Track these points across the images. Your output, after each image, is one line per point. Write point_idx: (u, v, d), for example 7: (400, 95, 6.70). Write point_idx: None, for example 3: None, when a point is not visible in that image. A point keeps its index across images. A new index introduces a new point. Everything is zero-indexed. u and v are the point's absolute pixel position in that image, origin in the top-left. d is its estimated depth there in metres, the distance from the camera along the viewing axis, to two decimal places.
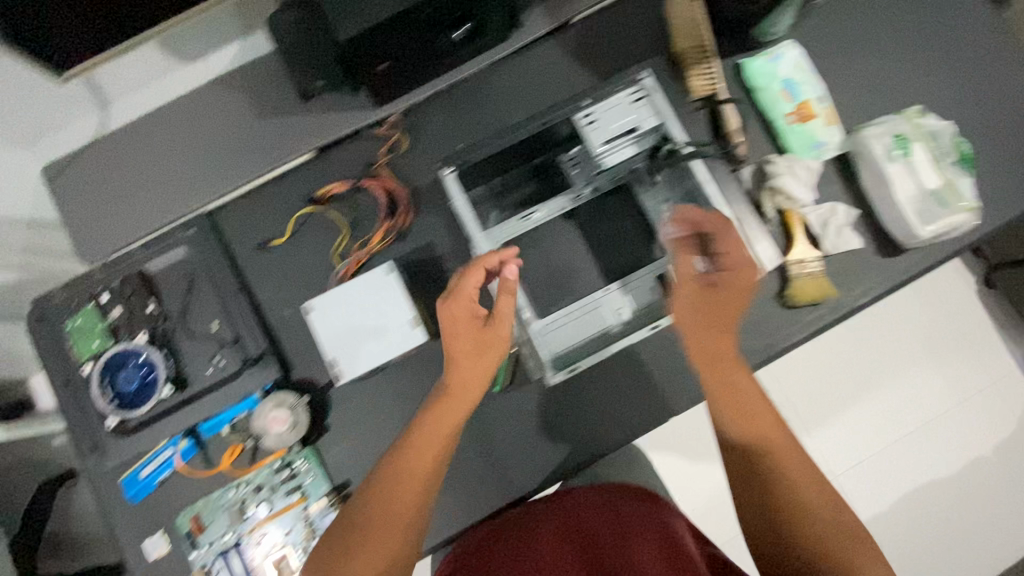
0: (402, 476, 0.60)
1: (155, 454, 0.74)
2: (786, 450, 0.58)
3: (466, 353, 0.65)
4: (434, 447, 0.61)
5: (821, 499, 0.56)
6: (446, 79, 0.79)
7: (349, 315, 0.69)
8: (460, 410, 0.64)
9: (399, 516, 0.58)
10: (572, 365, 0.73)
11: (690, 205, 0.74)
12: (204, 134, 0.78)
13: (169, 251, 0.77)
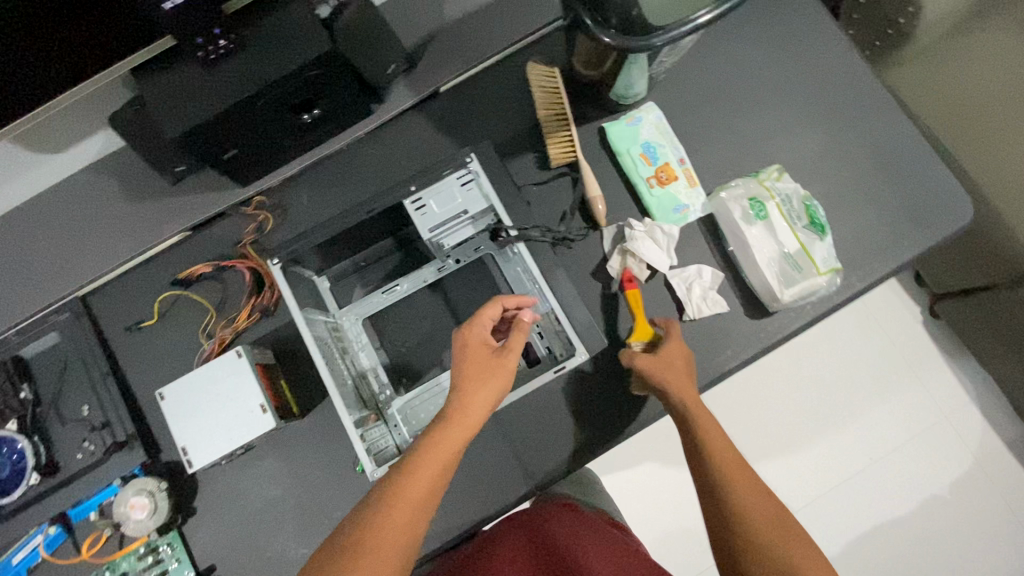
0: (390, 505, 0.52)
1: (26, 540, 0.74)
2: (738, 476, 0.58)
3: (493, 377, 0.59)
4: (441, 469, 0.54)
5: (773, 530, 0.54)
6: (310, 155, 0.81)
7: (199, 401, 0.70)
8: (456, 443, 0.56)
9: (382, 553, 0.50)
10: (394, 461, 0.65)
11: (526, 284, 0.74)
12: (78, 220, 0.80)
13: (43, 336, 0.79)
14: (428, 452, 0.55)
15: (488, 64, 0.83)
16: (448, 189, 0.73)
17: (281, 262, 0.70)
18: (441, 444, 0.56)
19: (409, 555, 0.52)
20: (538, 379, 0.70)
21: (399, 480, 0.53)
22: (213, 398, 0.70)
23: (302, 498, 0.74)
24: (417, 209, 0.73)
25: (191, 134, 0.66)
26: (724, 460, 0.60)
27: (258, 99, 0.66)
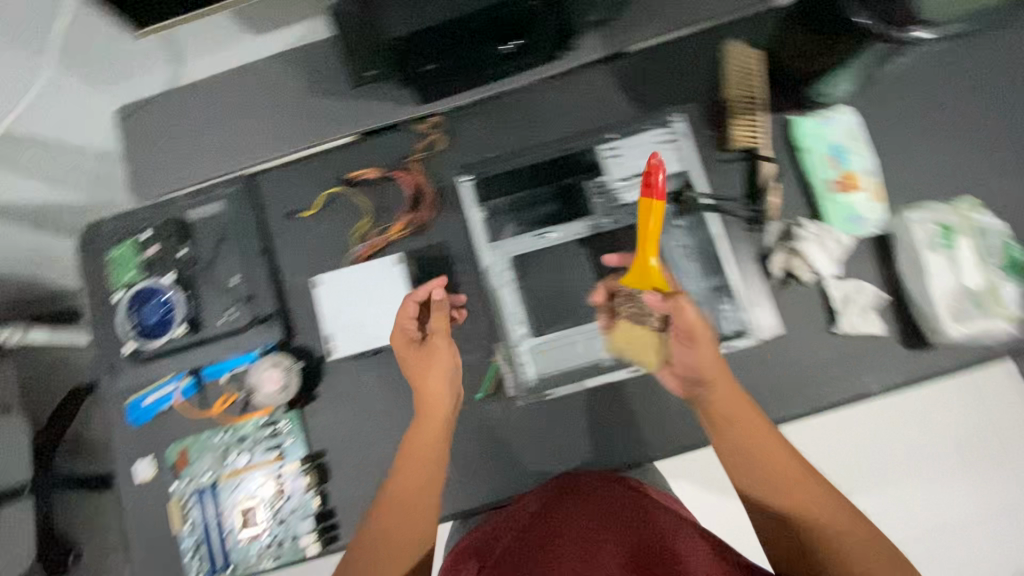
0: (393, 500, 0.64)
1: (159, 385, 0.79)
2: (763, 452, 0.57)
3: (444, 398, 0.69)
4: (424, 457, 0.66)
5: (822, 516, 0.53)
6: (490, 89, 0.81)
7: (355, 297, 0.76)
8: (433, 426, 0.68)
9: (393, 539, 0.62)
10: (542, 391, 0.75)
11: (702, 258, 0.75)
12: (262, 103, 0.84)
13: (210, 203, 0.83)
14: (414, 440, 0.67)
15: (684, 34, 0.81)
16: (644, 145, 0.78)
17: (472, 180, 0.80)
18: (417, 437, 0.68)
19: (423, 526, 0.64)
20: None
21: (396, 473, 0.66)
22: (369, 298, 0.75)
23: (417, 412, 0.77)
24: (612, 157, 0.78)
25: (406, 41, 0.67)
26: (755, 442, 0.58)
27: (473, 19, 0.67)
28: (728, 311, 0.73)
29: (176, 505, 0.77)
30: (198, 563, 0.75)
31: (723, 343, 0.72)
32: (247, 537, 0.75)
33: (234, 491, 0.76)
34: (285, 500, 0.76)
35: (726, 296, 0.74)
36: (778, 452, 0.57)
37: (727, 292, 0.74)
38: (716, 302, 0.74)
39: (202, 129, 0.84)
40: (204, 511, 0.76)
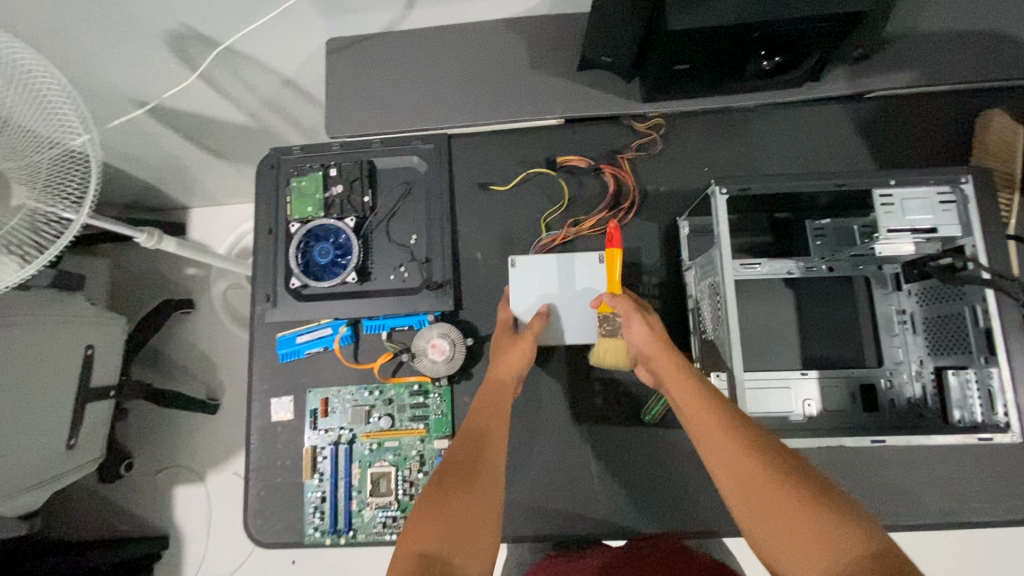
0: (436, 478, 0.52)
1: (316, 326, 0.77)
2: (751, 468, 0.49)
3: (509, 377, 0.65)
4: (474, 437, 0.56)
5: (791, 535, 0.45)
6: (720, 103, 0.78)
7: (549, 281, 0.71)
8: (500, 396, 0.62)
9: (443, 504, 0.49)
10: None
11: (940, 328, 0.63)
12: (477, 64, 0.80)
13: (404, 156, 0.80)
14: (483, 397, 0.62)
15: (933, 91, 0.77)
16: (927, 199, 0.60)
17: (725, 193, 0.62)
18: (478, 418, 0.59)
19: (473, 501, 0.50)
20: (943, 437, 0.55)
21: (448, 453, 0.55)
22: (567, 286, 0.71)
23: (577, 418, 0.73)
24: (881, 206, 0.61)
25: (684, 35, 0.63)
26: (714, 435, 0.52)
27: (759, 27, 0.62)
28: (973, 398, 0.59)
29: (308, 454, 0.73)
30: (319, 520, 0.72)
31: (976, 435, 0.55)
32: (375, 504, 0.71)
33: (371, 453, 0.73)
34: (422, 475, 0.72)
35: (973, 374, 0.59)
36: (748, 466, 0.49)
37: (983, 372, 0.58)
38: (958, 381, 0.60)
39: (408, 76, 0.81)
40: (335, 467, 0.73)
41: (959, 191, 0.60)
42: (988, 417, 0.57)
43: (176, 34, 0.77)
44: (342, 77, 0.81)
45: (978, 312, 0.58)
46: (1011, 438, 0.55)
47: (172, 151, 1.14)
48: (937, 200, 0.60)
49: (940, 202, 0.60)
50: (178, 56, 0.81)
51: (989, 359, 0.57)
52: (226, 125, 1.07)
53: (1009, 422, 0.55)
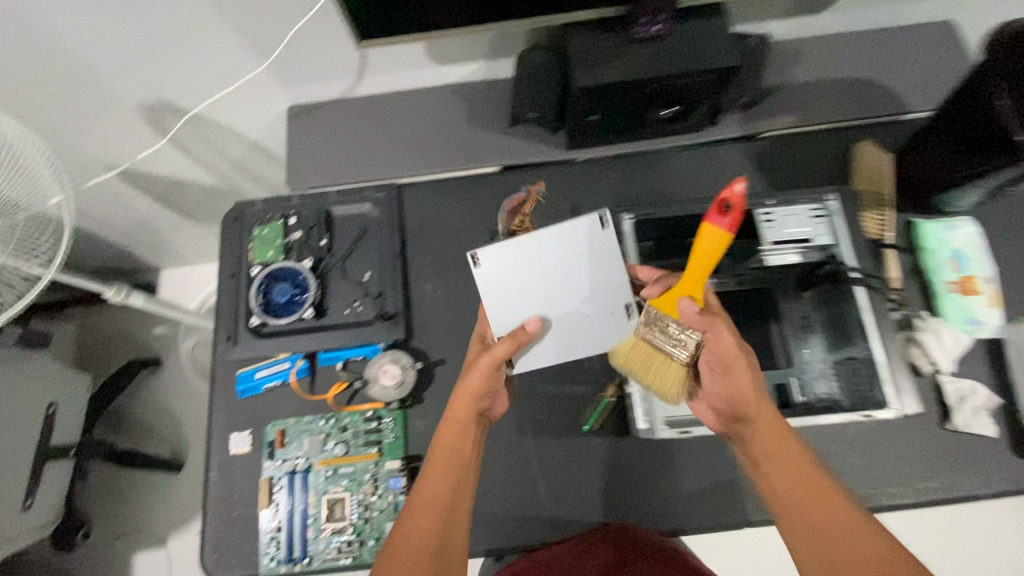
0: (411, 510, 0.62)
1: (275, 361, 0.82)
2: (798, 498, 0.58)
3: (469, 418, 0.66)
4: (446, 468, 0.63)
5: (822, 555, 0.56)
6: (636, 146, 0.89)
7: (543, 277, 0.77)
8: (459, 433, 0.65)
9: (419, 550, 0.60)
10: (682, 429, 0.74)
11: (833, 326, 0.76)
12: (422, 122, 0.91)
13: (357, 203, 0.88)
14: (438, 445, 0.65)
15: (817, 128, 0.88)
16: (801, 215, 0.79)
17: (633, 221, 0.85)
18: (442, 449, 0.65)
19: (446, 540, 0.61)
20: (833, 415, 0.71)
21: (414, 493, 0.63)
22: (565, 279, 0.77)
23: (522, 433, 0.78)
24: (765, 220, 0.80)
25: (589, 90, 0.75)
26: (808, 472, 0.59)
27: (650, 81, 0.74)
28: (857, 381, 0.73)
29: (264, 484, 0.76)
30: (274, 549, 0.74)
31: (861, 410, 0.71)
32: (330, 529, 0.75)
33: (325, 480, 0.76)
34: (376, 498, 0.75)
35: (857, 360, 0.73)
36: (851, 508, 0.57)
37: (864, 358, 0.73)
38: (847, 368, 0.74)
39: (361, 134, 0.91)
40: (291, 495, 0.76)
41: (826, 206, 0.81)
42: (869, 394, 0.73)
43: (150, 104, 0.86)
44: (301, 137, 0.91)
45: (855, 309, 0.75)
46: (891, 411, 0.71)
47: (145, 213, 1.21)
48: (810, 214, 0.80)
49: (812, 216, 0.80)
50: (151, 123, 0.90)
51: (866, 345, 0.73)
52: (197, 187, 1.15)
53: (886, 398, 0.72)
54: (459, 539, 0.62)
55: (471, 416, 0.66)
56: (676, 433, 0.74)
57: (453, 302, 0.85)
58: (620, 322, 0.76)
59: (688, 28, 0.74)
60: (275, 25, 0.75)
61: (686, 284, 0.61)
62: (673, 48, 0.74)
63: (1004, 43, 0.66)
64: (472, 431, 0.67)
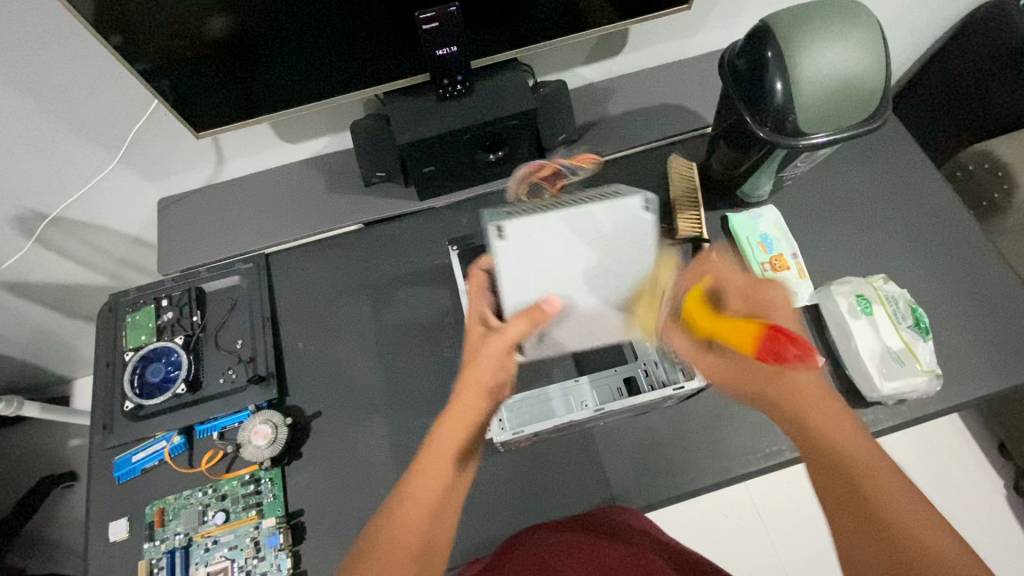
0: (406, 503, 0.54)
1: (151, 442, 0.83)
2: (831, 468, 0.50)
3: (475, 412, 0.60)
4: (445, 467, 0.56)
5: (848, 517, 0.48)
6: (480, 189, 0.98)
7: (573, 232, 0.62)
8: (464, 424, 0.59)
9: (404, 546, 0.51)
10: (518, 429, 0.75)
11: None
12: (284, 194, 0.98)
13: (227, 277, 0.93)
14: (437, 441, 0.58)
15: (636, 150, 0.99)
16: None
17: (460, 251, 0.89)
18: (444, 442, 0.58)
19: (436, 541, 0.54)
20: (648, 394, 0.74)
21: (408, 482, 0.55)
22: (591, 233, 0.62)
23: (400, 469, 0.81)
24: None
25: (413, 145, 0.84)
26: (825, 425, 0.52)
27: (465, 132, 0.84)
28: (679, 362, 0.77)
29: (144, 566, 0.76)
30: None
31: (672, 387, 0.74)
32: None
33: (206, 552, 0.76)
34: (258, 560, 0.75)
35: None
36: (859, 448, 0.50)
37: None
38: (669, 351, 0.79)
39: (227, 213, 0.97)
40: (171, 574, 0.75)
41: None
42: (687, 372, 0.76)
43: (15, 214, 0.91)
44: (170, 224, 0.96)
45: None
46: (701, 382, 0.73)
47: (39, 324, 1.22)
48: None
49: None
50: (21, 231, 0.94)
51: None
52: (87, 288, 1.17)
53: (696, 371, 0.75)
54: (440, 547, 0.55)
55: (484, 404, 0.60)
56: (513, 434, 0.75)
57: (326, 354, 0.89)
58: None
59: (490, 83, 0.85)
60: (120, 126, 0.83)
61: (716, 331, 0.55)
62: (480, 101, 0.84)
63: (728, 65, 0.78)
64: (474, 427, 0.60)
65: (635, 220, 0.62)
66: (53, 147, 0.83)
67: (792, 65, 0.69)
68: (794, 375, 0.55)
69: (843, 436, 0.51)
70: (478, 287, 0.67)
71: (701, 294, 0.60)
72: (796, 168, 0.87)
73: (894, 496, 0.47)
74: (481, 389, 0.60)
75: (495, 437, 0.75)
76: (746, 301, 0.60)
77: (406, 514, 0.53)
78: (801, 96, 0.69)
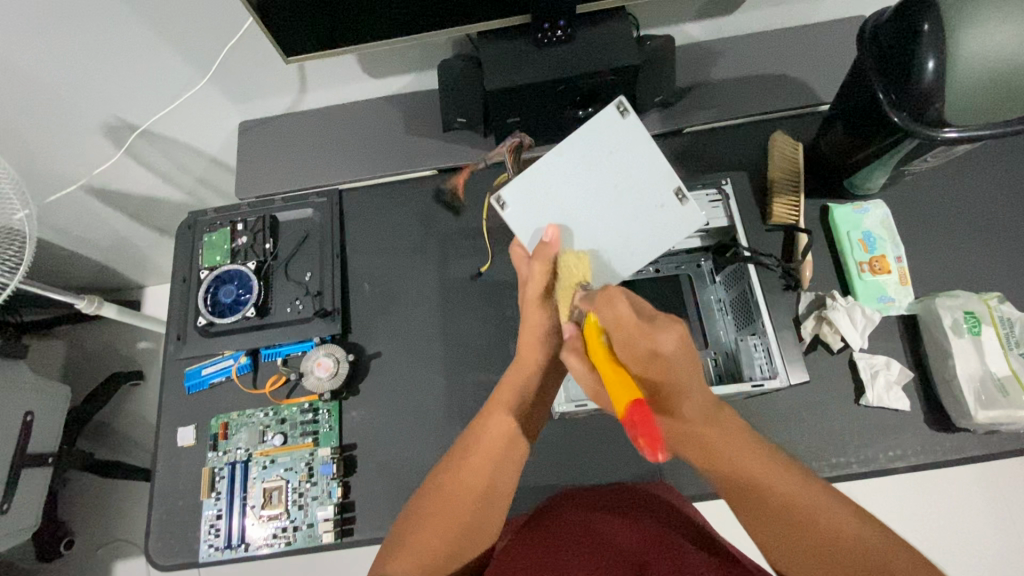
0: (474, 454, 0.61)
1: (220, 358, 0.86)
2: (767, 524, 0.49)
3: (532, 387, 0.68)
4: (512, 423, 0.63)
5: (802, 561, 0.47)
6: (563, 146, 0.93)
7: (610, 203, 0.66)
8: (532, 389, 0.68)
9: (464, 492, 0.58)
10: (581, 402, 0.74)
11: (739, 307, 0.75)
12: (361, 129, 0.95)
13: (300, 208, 0.93)
14: (509, 397, 0.66)
15: (736, 122, 0.92)
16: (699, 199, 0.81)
17: None
18: (494, 430, 0.63)
19: (492, 497, 0.60)
20: (722, 389, 0.70)
21: (473, 434, 0.63)
22: (644, 200, 0.66)
23: (451, 421, 0.82)
24: None
25: (503, 93, 0.79)
26: (745, 472, 0.50)
27: (560, 83, 0.78)
28: None
29: (207, 474, 0.80)
30: (215, 536, 0.78)
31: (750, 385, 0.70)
32: (266, 516, 0.78)
33: (263, 470, 0.80)
34: (310, 485, 0.79)
35: None
36: (754, 462, 0.51)
37: None
38: None
39: (304, 144, 0.96)
40: (231, 485, 0.80)
41: (723, 191, 0.80)
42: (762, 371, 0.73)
43: (109, 123, 0.93)
44: (249, 150, 0.96)
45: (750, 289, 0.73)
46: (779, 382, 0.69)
47: (121, 232, 1.27)
48: (708, 200, 0.79)
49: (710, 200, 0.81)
50: (112, 140, 0.97)
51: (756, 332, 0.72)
52: (166, 202, 1.21)
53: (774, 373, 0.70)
54: (501, 497, 0.61)
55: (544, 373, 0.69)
56: (576, 407, 0.74)
57: (389, 298, 0.89)
58: (671, 211, 0.65)
59: (594, 32, 0.79)
60: (212, 43, 0.81)
61: (606, 379, 0.52)
62: (580, 51, 0.78)
63: (870, 33, 0.69)
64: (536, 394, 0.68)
65: (679, 209, 0.65)
66: (148, 61, 0.83)
67: (953, 42, 0.60)
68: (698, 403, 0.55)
69: (759, 476, 0.50)
70: (541, 255, 0.64)
71: (600, 334, 0.56)
72: (922, 163, 0.77)
73: (839, 531, 0.46)
74: (541, 358, 0.69)
75: (556, 410, 0.74)
76: (636, 335, 0.54)
77: (473, 454, 0.61)
78: (955, 79, 0.61)
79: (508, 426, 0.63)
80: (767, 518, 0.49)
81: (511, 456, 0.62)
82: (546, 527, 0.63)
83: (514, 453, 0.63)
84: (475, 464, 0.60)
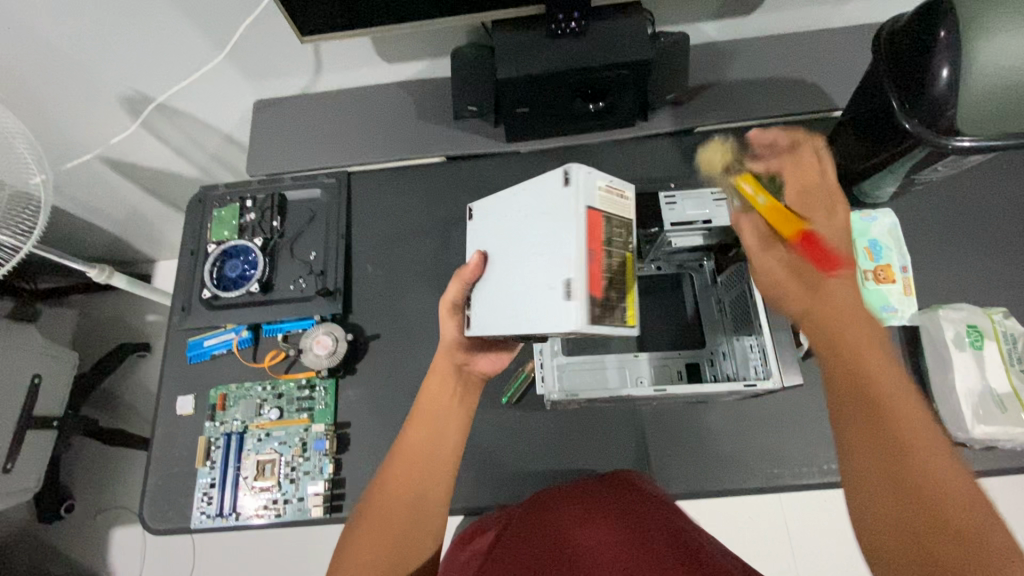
0: (397, 462, 0.63)
1: (222, 332, 0.88)
2: (872, 433, 0.46)
3: (444, 398, 0.68)
4: (426, 427, 0.65)
5: (885, 486, 0.44)
6: (574, 139, 0.93)
7: (543, 261, 0.57)
8: (441, 389, 0.68)
9: (392, 507, 0.60)
10: (572, 392, 0.72)
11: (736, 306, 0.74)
12: (372, 113, 0.96)
13: (310, 188, 0.95)
14: (422, 402, 0.68)
15: (746, 125, 0.92)
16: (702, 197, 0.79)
17: None
18: (408, 448, 0.64)
19: (422, 504, 0.60)
20: (713, 386, 0.69)
21: (400, 445, 0.65)
22: (560, 263, 0.56)
23: None
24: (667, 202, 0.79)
25: (514, 82, 0.79)
26: (875, 388, 0.48)
27: (570, 75, 0.78)
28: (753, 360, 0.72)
29: (202, 443, 0.82)
30: (207, 504, 0.80)
31: (741, 383, 0.67)
32: (258, 488, 0.79)
33: (258, 442, 0.81)
34: (303, 459, 0.80)
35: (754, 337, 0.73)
36: (886, 381, 0.48)
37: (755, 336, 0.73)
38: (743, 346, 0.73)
39: (316, 125, 0.97)
40: (226, 454, 0.81)
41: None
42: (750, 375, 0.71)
43: (126, 95, 0.95)
44: (261, 128, 0.98)
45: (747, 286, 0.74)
46: (773, 382, 0.67)
47: (134, 205, 1.30)
48: None
49: None
50: (129, 112, 0.99)
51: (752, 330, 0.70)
52: (180, 177, 1.23)
53: (769, 371, 0.68)
54: (433, 506, 0.61)
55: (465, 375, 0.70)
56: (567, 397, 0.72)
57: (391, 281, 0.90)
58: (557, 199, 0.58)
59: (607, 23, 0.79)
60: (229, 21, 0.82)
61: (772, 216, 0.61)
62: (593, 43, 0.78)
63: (885, 39, 0.68)
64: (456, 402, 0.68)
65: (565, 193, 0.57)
66: (166, 35, 0.84)
67: (970, 52, 0.59)
68: (828, 308, 0.53)
69: (890, 393, 0.47)
70: (459, 275, 0.66)
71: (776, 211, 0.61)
72: (935, 172, 0.75)
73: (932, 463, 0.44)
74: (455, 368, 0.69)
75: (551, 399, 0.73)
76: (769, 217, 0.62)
77: (390, 473, 0.62)
78: (969, 87, 0.60)
79: (421, 432, 0.65)
80: (886, 436, 0.45)
81: (423, 466, 0.63)
82: (523, 532, 0.62)
83: (425, 464, 0.63)
84: (392, 479, 0.62)
